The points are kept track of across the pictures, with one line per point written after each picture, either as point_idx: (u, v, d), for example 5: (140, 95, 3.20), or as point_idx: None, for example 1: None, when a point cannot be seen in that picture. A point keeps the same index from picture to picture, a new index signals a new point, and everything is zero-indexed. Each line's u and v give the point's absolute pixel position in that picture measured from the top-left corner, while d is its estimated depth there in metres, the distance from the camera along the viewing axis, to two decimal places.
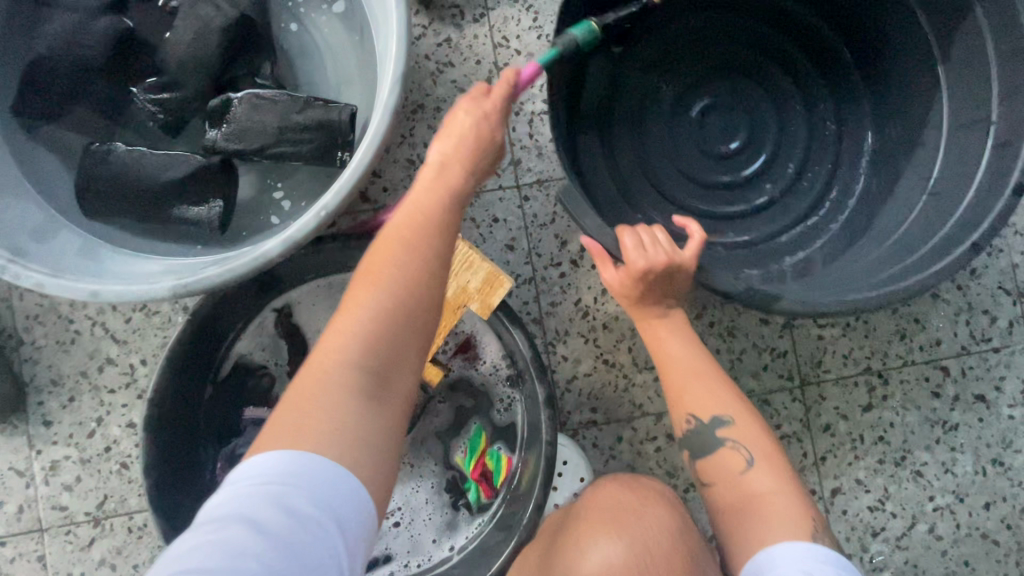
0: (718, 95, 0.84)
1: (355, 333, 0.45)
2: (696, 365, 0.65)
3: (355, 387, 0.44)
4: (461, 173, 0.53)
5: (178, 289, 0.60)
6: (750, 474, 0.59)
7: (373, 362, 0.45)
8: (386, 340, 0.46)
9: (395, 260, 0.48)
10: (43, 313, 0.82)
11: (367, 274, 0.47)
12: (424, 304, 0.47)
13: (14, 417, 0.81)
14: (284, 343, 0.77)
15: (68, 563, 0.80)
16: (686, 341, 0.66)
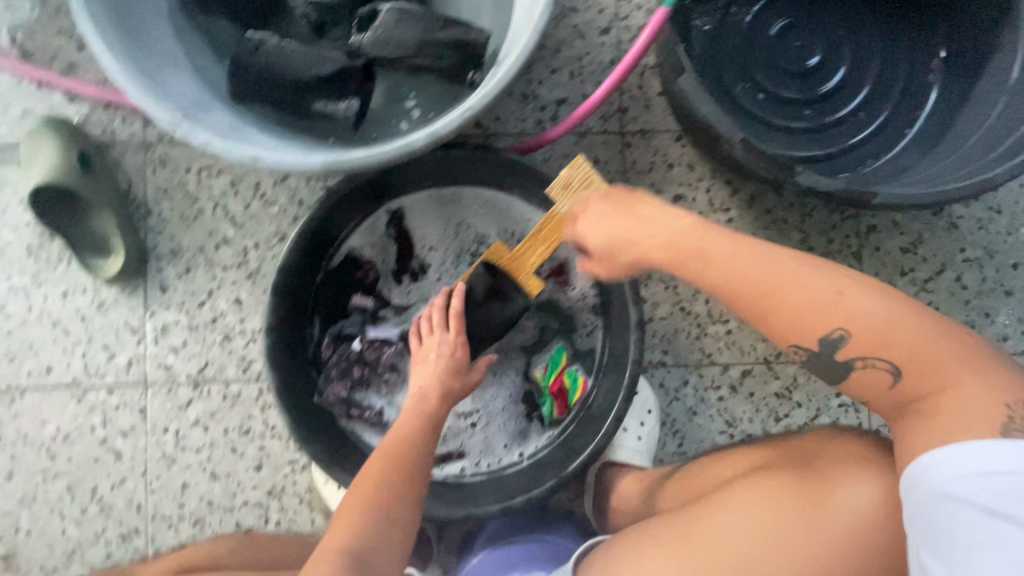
0: (795, 14, 0.87)
1: (342, 551, 0.58)
2: (773, 272, 0.54)
3: (346, 572, 0.57)
4: (434, 407, 0.70)
5: (331, 164, 0.65)
6: (900, 388, 0.52)
7: (365, 544, 0.59)
8: (372, 530, 0.60)
9: (384, 482, 0.63)
10: (172, 188, 0.88)
11: (350, 513, 0.61)
12: (399, 491, 0.63)
13: (135, 280, 0.87)
14: (393, 244, 0.83)
15: (167, 418, 0.87)
16: (766, 251, 0.55)
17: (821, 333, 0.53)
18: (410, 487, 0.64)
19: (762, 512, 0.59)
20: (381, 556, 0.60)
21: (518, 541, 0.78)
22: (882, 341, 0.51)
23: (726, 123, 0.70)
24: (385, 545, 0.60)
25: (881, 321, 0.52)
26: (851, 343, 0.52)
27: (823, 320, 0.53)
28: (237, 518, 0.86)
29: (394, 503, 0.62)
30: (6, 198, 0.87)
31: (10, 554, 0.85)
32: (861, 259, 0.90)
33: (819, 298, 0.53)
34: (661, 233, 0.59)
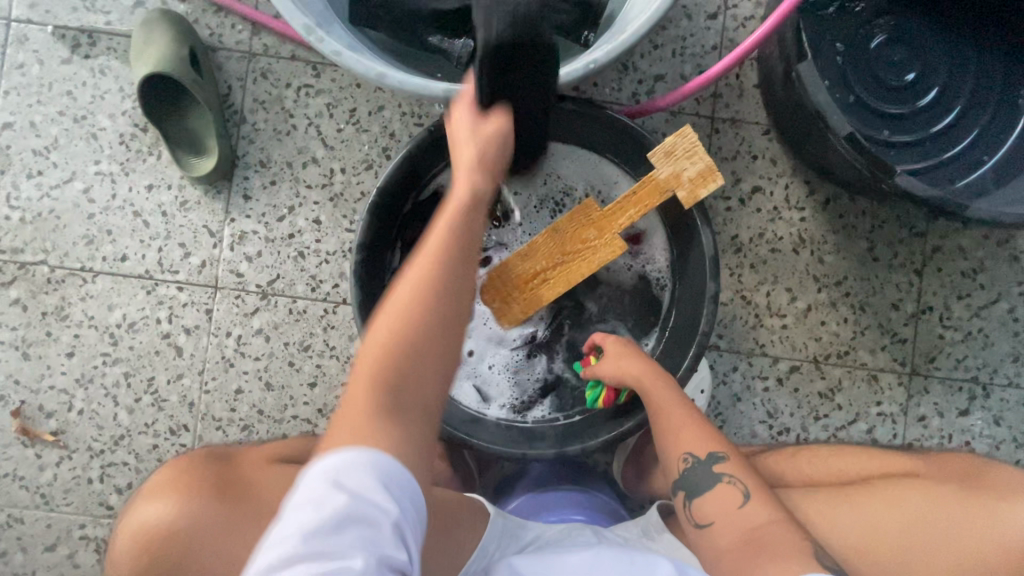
0: (899, 29, 0.89)
1: (378, 377, 0.47)
2: (704, 441, 0.68)
3: (382, 405, 0.46)
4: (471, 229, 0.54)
5: (454, 93, 0.66)
6: (746, 507, 0.63)
7: (425, 316, 0.49)
8: (423, 325, 0.49)
9: (450, 245, 0.52)
10: (269, 102, 0.89)
11: (378, 350, 0.48)
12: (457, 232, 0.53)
13: (221, 184, 0.89)
14: (481, 189, 0.86)
15: (231, 323, 0.88)
16: (680, 440, 0.68)
17: (730, 540, 0.61)
18: (439, 316, 0.49)
19: (937, 505, 0.66)
20: (422, 384, 0.49)
21: (556, 492, 0.80)
22: (749, 491, 0.64)
23: (835, 116, 0.73)
24: (441, 316, 0.49)
25: (783, 540, 0.58)
26: (745, 505, 0.63)
27: (720, 516, 0.63)
28: (284, 430, 0.88)
29: (440, 306, 0.49)
30: (106, 84, 0.88)
31: (60, 430, 0.87)
32: (921, 277, 0.93)
33: (709, 479, 0.66)
34: (660, 402, 0.69)
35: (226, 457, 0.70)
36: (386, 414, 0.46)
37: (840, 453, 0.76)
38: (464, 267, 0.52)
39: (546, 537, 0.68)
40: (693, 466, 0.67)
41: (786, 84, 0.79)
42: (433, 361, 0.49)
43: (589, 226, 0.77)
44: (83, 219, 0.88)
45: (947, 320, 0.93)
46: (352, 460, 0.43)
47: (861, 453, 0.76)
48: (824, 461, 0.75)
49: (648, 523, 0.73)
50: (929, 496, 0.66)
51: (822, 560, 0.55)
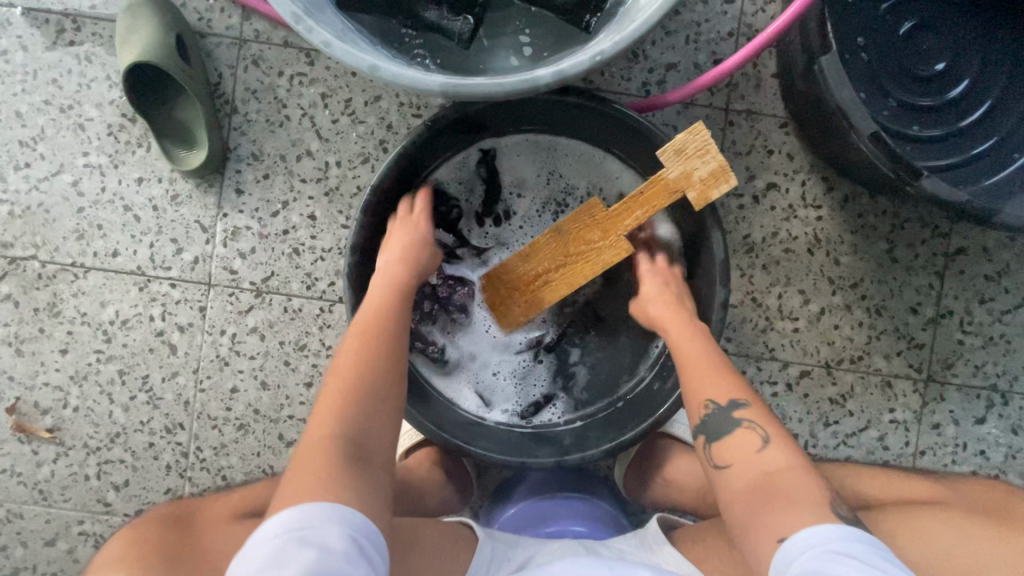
0: (930, 15, 0.83)
1: (336, 434, 0.54)
2: (725, 386, 0.61)
3: (341, 455, 0.53)
4: (393, 312, 0.64)
5: (451, 88, 0.62)
6: (765, 451, 0.57)
7: (356, 422, 0.56)
8: (363, 411, 0.57)
9: (370, 345, 0.61)
10: (261, 91, 0.86)
11: (329, 407, 0.56)
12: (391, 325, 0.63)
13: (213, 177, 0.86)
14: (481, 184, 0.82)
15: (225, 321, 0.86)
16: (702, 385, 0.62)
17: (745, 486, 0.55)
18: (387, 363, 0.60)
19: (970, 535, 0.64)
20: (377, 428, 0.57)
21: (558, 500, 0.79)
22: (770, 435, 0.58)
23: (859, 113, 0.68)
24: (381, 424, 0.58)
25: (799, 489, 0.53)
26: (765, 449, 0.57)
27: (740, 460, 0.57)
28: (280, 430, 0.87)
29: (380, 369, 0.60)
30: (92, 71, 0.85)
31: (55, 427, 0.86)
32: (942, 280, 0.88)
33: (727, 425, 0.59)
34: (688, 349, 0.66)
35: (189, 519, 0.65)
36: (351, 464, 0.53)
37: (860, 475, 0.75)
38: (389, 325, 0.63)
39: (539, 553, 0.66)
40: (715, 411, 0.60)
41: (808, 75, 0.74)
42: (383, 410, 0.58)
43: (594, 227, 0.73)
44: (73, 213, 0.86)
45: (967, 325, 0.89)
46: (307, 513, 0.47)
47: (879, 474, 0.76)
48: (845, 480, 0.74)
49: (647, 536, 0.71)
50: (961, 527, 0.65)
51: (838, 512, 0.52)
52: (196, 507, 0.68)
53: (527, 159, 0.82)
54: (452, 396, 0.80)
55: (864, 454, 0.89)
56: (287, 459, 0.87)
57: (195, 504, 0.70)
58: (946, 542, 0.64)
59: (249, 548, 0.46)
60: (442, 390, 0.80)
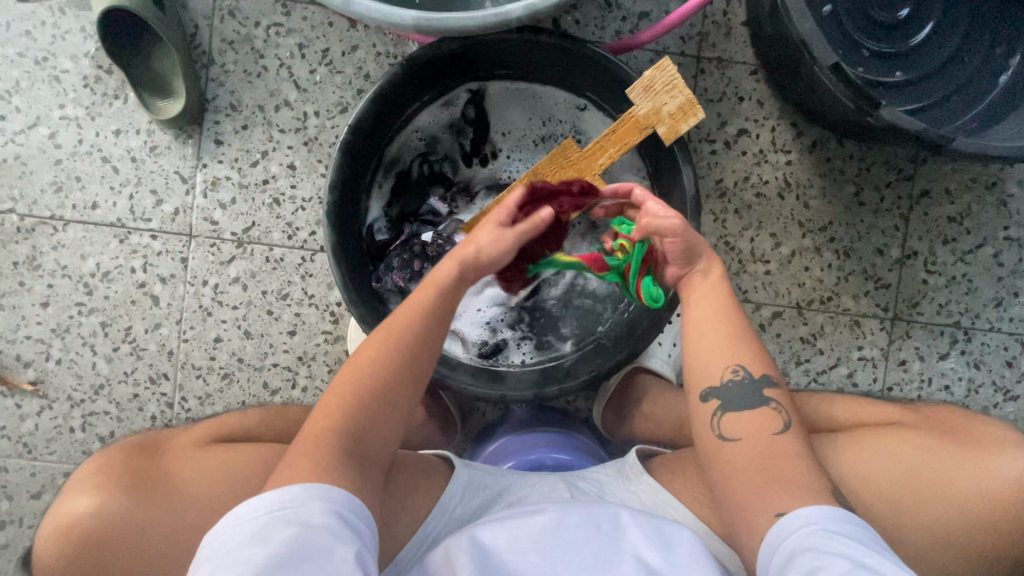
0: None
1: (337, 426, 0.55)
2: (754, 363, 0.59)
3: (339, 448, 0.54)
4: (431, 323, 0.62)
5: (423, 22, 0.63)
6: (781, 436, 0.57)
7: (360, 418, 0.56)
8: (366, 408, 0.57)
9: (399, 343, 0.59)
10: (238, 42, 0.86)
11: (339, 397, 0.57)
12: (420, 334, 0.61)
13: (192, 129, 0.86)
14: (469, 126, 0.84)
15: (207, 272, 0.87)
16: (728, 349, 0.60)
17: (750, 462, 0.56)
18: (406, 367, 0.59)
19: (932, 451, 0.62)
20: (378, 430, 0.57)
21: (536, 433, 0.81)
22: (790, 420, 0.58)
23: (821, 47, 0.70)
24: (384, 426, 0.58)
25: (804, 475, 0.54)
26: (781, 434, 0.57)
27: (750, 434, 0.57)
28: (265, 378, 0.88)
29: (397, 374, 0.59)
30: (67, 23, 0.85)
31: (39, 380, 0.87)
32: (907, 222, 0.92)
33: (750, 400, 0.58)
34: (715, 312, 0.62)
35: (153, 447, 0.64)
36: (346, 458, 0.54)
37: (831, 401, 0.73)
38: (422, 330, 0.61)
39: (519, 492, 0.67)
40: (737, 383, 0.59)
41: (773, 15, 0.76)
42: (389, 413, 0.58)
43: (569, 167, 0.75)
44: (51, 165, 0.86)
45: (932, 265, 0.92)
46: (293, 494, 0.49)
47: (852, 400, 0.73)
48: (816, 407, 0.72)
49: (624, 465, 0.72)
50: (925, 446, 0.63)
51: (834, 498, 0.54)
52: (160, 434, 0.66)
53: (509, 102, 0.84)
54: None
55: (834, 391, 0.92)
56: (272, 407, 0.88)
57: (160, 431, 0.68)
58: (909, 460, 0.62)
59: (233, 527, 0.48)
60: None
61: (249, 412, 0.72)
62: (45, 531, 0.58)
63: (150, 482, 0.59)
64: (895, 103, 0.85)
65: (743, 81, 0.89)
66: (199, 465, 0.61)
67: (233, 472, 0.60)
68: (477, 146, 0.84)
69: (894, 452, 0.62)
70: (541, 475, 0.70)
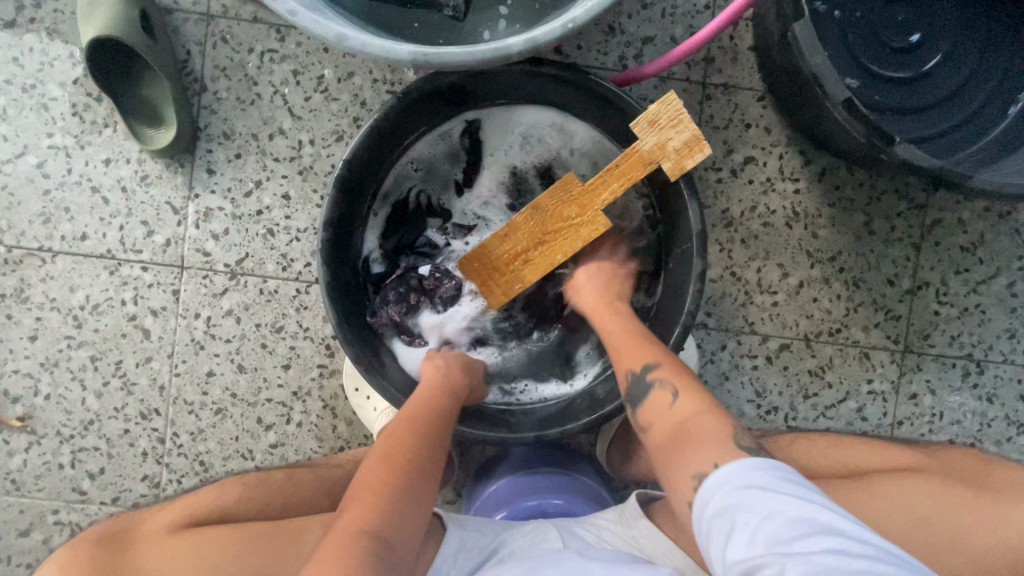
0: None
1: (368, 531, 0.53)
2: (643, 353, 0.65)
3: (366, 551, 0.51)
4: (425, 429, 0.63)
5: (420, 57, 0.60)
6: (677, 401, 0.60)
7: (390, 523, 0.54)
8: (393, 510, 0.55)
9: (404, 450, 0.60)
10: (231, 68, 0.84)
11: (364, 498, 0.56)
12: (419, 439, 0.62)
13: (183, 158, 0.84)
14: (468, 156, 0.81)
15: (200, 305, 0.85)
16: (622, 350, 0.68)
17: (663, 443, 0.58)
18: (423, 470, 0.60)
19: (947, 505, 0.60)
20: (409, 532, 0.56)
21: (536, 473, 0.78)
22: (677, 386, 0.61)
23: (832, 79, 0.67)
24: (408, 525, 0.56)
25: (701, 428, 0.56)
26: (677, 401, 0.60)
27: (657, 419, 0.61)
28: (259, 413, 0.85)
29: (421, 474, 0.59)
30: (55, 50, 0.82)
31: (27, 415, 0.85)
32: (918, 252, 0.89)
33: (644, 390, 0.63)
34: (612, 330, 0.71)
35: (127, 535, 0.58)
36: (381, 566, 0.51)
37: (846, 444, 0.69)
38: (422, 433, 0.62)
39: (513, 544, 0.65)
40: (633, 380, 0.64)
41: (783, 46, 0.74)
42: (409, 511, 0.56)
43: (569, 202, 0.73)
44: (39, 196, 0.83)
45: (943, 296, 0.90)
46: None
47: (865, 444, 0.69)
48: (828, 451, 0.68)
49: (625, 510, 0.70)
50: (937, 497, 0.61)
51: (738, 441, 0.53)
52: (136, 517, 0.61)
53: (510, 131, 0.81)
54: None
55: (843, 425, 0.90)
56: (266, 443, 0.85)
57: (135, 514, 0.62)
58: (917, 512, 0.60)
59: None
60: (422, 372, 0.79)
61: (230, 483, 0.64)
62: None
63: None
64: (908, 131, 0.83)
65: (750, 108, 0.87)
66: (171, 557, 0.56)
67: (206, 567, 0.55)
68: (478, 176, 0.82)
69: (904, 502, 0.60)
70: (537, 524, 0.68)
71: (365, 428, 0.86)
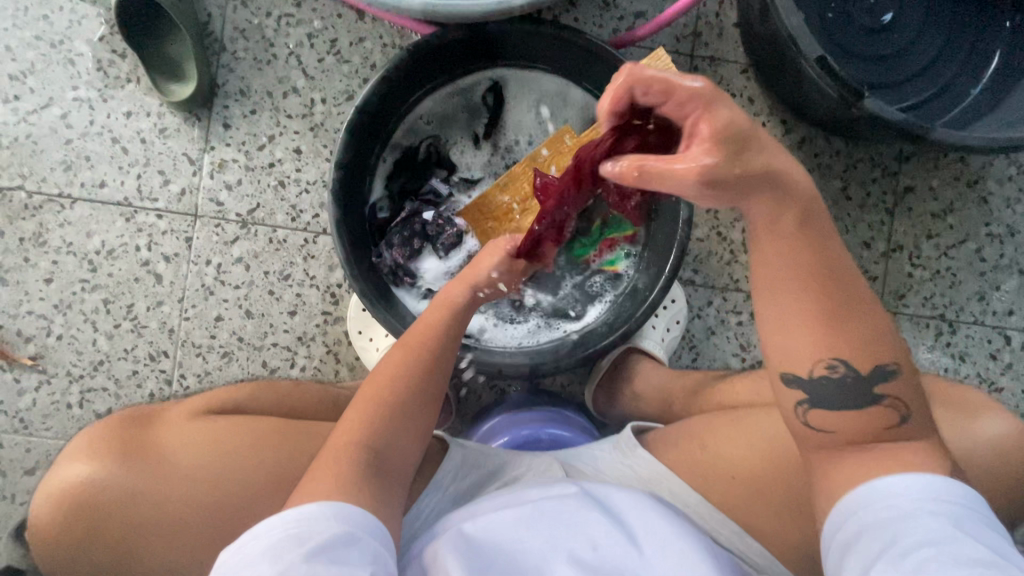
0: None
1: (358, 445, 0.54)
2: (856, 341, 0.48)
3: (359, 463, 0.53)
4: (430, 352, 0.62)
5: (430, 9, 0.67)
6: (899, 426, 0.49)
7: (377, 436, 0.55)
8: (389, 426, 0.57)
9: (404, 370, 0.60)
10: (250, 30, 0.89)
11: (361, 413, 0.57)
12: (422, 360, 0.61)
13: (201, 113, 0.89)
14: (482, 113, 0.87)
15: (211, 252, 0.88)
16: (799, 342, 0.49)
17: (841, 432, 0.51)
18: (425, 391, 0.60)
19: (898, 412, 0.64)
20: (399, 447, 0.57)
21: (531, 410, 0.81)
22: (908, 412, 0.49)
23: (807, 41, 0.74)
24: (405, 443, 0.57)
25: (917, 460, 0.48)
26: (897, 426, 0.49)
27: (847, 428, 0.50)
28: (264, 357, 0.89)
29: (411, 399, 0.59)
30: (84, 9, 0.87)
31: (39, 355, 0.87)
32: (892, 217, 0.95)
33: (859, 397, 0.49)
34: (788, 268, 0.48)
35: (151, 417, 0.63)
36: (368, 476, 0.52)
37: None
38: (425, 355, 0.62)
39: (515, 470, 0.67)
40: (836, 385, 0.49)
41: (763, 17, 0.80)
42: (405, 430, 0.58)
43: (565, 153, 0.80)
44: (61, 144, 0.88)
45: (916, 259, 0.95)
46: (309, 513, 0.47)
47: None
48: None
49: (620, 440, 0.71)
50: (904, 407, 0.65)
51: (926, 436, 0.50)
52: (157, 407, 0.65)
53: (524, 91, 0.86)
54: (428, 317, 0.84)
55: None
56: None
57: (156, 405, 0.67)
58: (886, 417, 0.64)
59: (252, 542, 0.46)
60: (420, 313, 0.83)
61: (239, 386, 0.70)
62: (39, 501, 0.58)
63: (144, 452, 0.58)
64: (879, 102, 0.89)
65: (735, 80, 0.93)
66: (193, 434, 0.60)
67: (226, 446, 0.59)
68: (491, 133, 0.87)
69: None
70: (537, 456, 0.70)
71: (365, 374, 0.90)
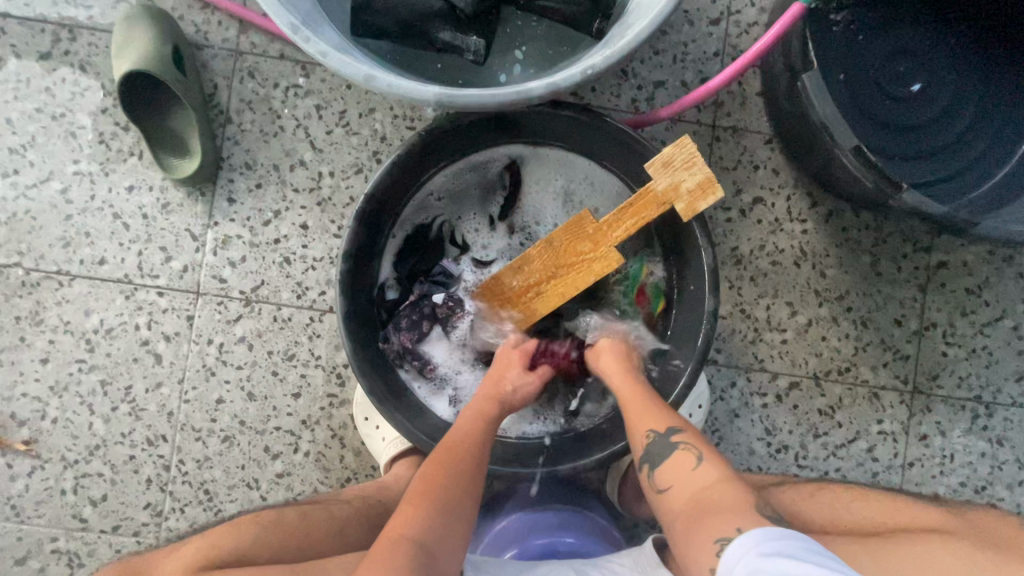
0: (905, 39, 0.87)
1: (409, 538, 0.55)
2: (659, 416, 0.65)
3: (412, 558, 0.53)
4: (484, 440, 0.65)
5: (445, 97, 0.62)
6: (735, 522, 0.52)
7: (431, 532, 0.56)
8: (439, 513, 0.57)
9: (456, 457, 0.62)
10: (256, 102, 0.86)
11: (415, 500, 0.59)
12: (478, 447, 0.64)
13: (205, 187, 0.86)
14: (499, 190, 0.84)
15: (213, 331, 0.85)
16: (638, 413, 0.66)
17: (681, 504, 0.58)
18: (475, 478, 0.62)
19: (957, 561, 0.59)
20: (453, 545, 0.57)
21: (548, 511, 0.77)
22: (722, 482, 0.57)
23: (840, 127, 0.70)
24: (453, 532, 0.57)
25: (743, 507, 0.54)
26: (698, 466, 0.60)
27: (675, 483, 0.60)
28: (266, 442, 0.85)
29: (461, 494, 0.60)
30: (87, 80, 0.85)
31: (32, 439, 0.84)
32: (925, 293, 0.90)
33: (663, 452, 0.62)
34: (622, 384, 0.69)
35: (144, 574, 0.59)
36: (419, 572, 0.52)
37: (866, 500, 0.70)
38: (478, 441, 0.65)
39: None
40: (653, 440, 0.63)
41: (791, 95, 0.77)
42: (454, 517, 0.58)
43: (583, 238, 0.74)
44: (61, 220, 0.85)
45: (951, 337, 0.90)
46: None
47: (886, 498, 0.70)
48: (850, 504, 0.70)
49: (641, 555, 0.67)
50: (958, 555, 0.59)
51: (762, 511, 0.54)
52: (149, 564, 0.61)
53: (541, 167, 0.83)
54: (427, 399, 0.80)
55: (853, 466, 0.89)
56: (272, 472, 0.85)
57: (149, 558, 0.63)
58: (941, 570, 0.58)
59: None
60: (422, 398, 0.79)
61: (241, 523, 0.64)
62: None
63: None
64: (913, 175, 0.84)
65: (759, 151, 0.90)
66: None
67: None
68: (506, 210, 0.84)
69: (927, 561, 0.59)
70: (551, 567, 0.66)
71: (372, 459, 0.86)
